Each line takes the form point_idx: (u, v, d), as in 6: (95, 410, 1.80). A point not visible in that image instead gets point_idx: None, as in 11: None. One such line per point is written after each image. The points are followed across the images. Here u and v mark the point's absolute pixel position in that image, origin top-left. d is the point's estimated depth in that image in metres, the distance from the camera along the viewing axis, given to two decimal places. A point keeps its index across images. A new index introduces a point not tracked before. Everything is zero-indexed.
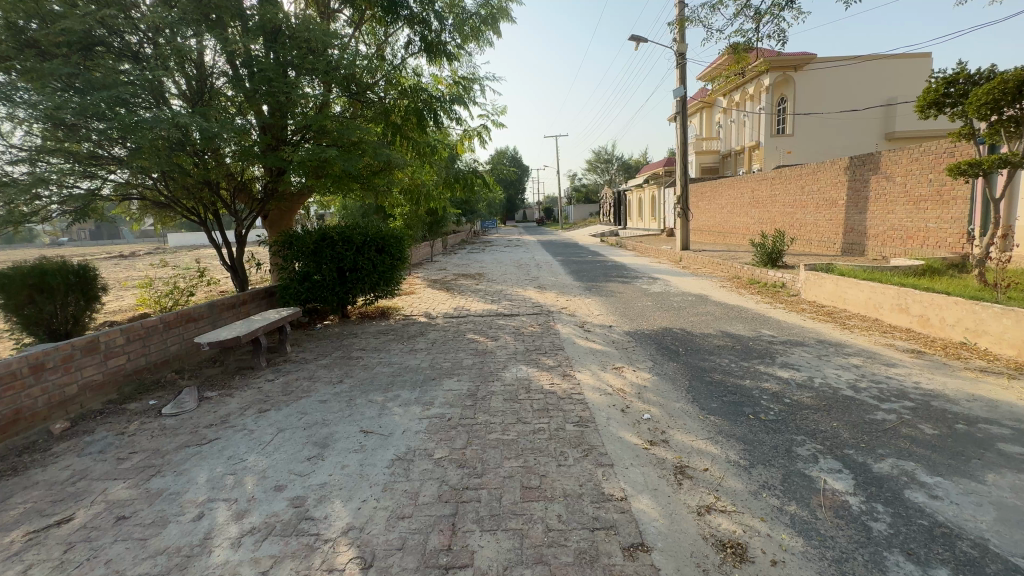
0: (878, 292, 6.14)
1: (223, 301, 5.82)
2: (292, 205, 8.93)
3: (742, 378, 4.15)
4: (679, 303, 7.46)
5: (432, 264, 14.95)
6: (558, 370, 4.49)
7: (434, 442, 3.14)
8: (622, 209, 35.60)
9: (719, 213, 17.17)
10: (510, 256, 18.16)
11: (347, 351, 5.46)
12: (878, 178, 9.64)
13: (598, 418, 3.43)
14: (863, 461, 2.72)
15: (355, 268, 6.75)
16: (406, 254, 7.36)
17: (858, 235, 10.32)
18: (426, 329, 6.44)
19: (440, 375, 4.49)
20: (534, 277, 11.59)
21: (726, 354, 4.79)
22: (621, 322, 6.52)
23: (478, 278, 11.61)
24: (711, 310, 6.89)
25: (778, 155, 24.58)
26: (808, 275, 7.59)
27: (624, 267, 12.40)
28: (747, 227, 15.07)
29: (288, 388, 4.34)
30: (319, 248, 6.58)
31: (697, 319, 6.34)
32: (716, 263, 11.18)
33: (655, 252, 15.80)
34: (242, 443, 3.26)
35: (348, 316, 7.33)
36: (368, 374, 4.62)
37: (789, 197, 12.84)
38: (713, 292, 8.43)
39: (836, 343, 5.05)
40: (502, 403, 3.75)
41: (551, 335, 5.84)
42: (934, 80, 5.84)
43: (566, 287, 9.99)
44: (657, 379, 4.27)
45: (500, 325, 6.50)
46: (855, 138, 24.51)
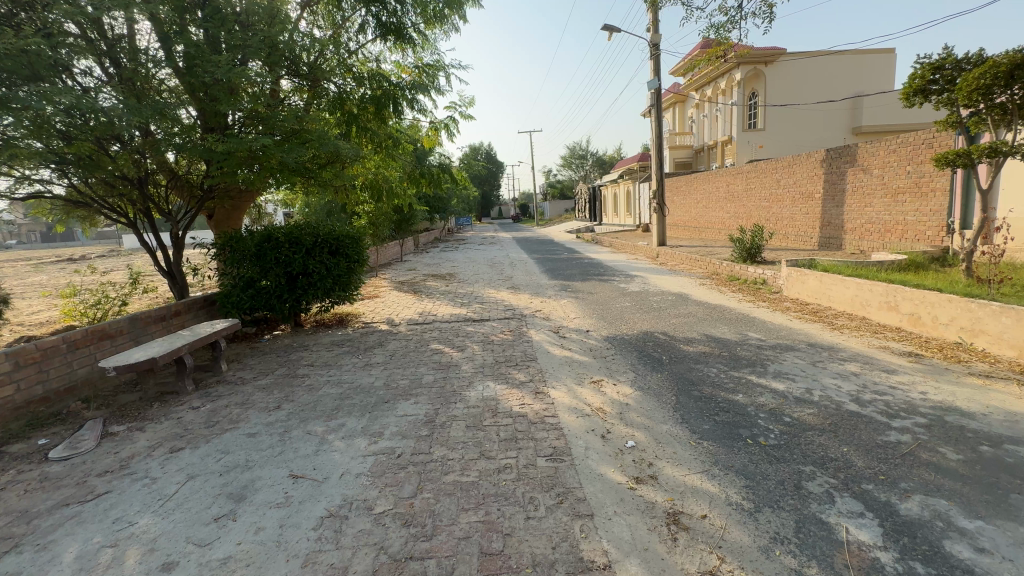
0: (865, 289, 5.84)
1: (148, 314, 5.09)
2: (239, 202, 8.15)
3: (733, 392, 3.72)
4: (659, 304, 7.06)
5: (401, 264, 14.26)
6: (529, 387, 3.98)
7: (376, 490, 2.58)
8: (598, 205, 35.42)
9: (695, 208, 17.00)
10: (483, 254, 17.59)
11: (293, 369, 4.82)
12: (855, 171, 9.46)
13: (574, 450, 2.93)
14: (887, 499, 2.29)
15: (306, 273, 6.08)
16: (365, 255, 6.72)
17: (835, 229, 10.15)
18: (386, 338, 5.84)
19: (395, 396, 3.92)
20: (507, 276, 11.06)
21: (713, 362, 4.37)
22: (598, 326, 6.07)
23: (449, 278, 11.01)
24: (693, 310, 6.50)
25: (750, 149, 24.68)
26: (791, 271, 7.29)
27: (600, 264, 12.00)
28: (723, 221, 14.88)
29: (214, 417, 3.70)
30: (263, 251, 5.88)
31: (679, 321, 5.94)
32: (694, 259, 10.88)
33: (631, 248, 15.52)
34: (137, 497, 2.64)
35: (301, 326, 6.66)
36: (312, 397, 4.01)
37: (764, 191, 12.67)
38: (693, 290, 8.09)
39: (828, 346, 4.70)
40: (464, 432, 3.21)
41: (523, 343, 5.33)
42: (920, 67, 5.56)
43: (540, 287, 9.49)
44: (640, 395, 3.81)
45: (467, 333, 5.95)
46: (824, 133, 24.78)
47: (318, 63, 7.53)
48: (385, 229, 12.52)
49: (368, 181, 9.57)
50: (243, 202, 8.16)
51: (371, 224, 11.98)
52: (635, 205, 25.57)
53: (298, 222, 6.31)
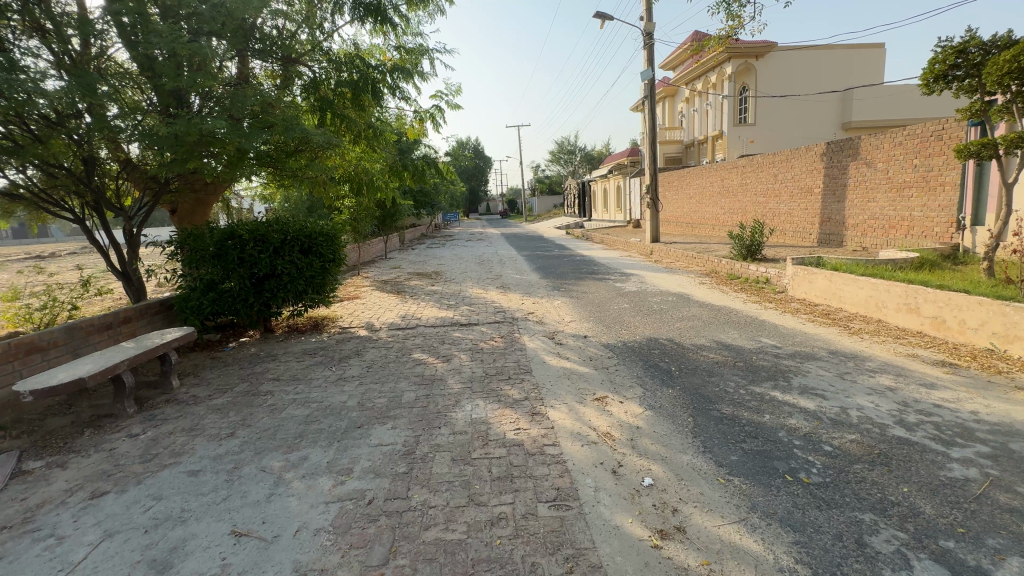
0: (881, 290, 5.45)
1: (90, 322, 4.48)
2: (206, 194, 7.51)
3: (758, 411, 3.26)
4: (660, 305, 6.60)
5: (385, 262, 13.64)
6: (524, 407, 3.48)
7: (338, 554, 2.06)
8: (587, 201, 35.03)
9: (687, 203, 16.64)
10: (472, 251, 17.04)
11: (256, 385, 4.25)
12: (857, 164, 9.11)
13: (582, 492, 2.44)
14: (976, 564, 1.84)
15: (275, 274, 5.48)
16: (341, 254, 6.12)
17: (835, 225, 9.81)
18: (363, 347, 5.29)
19: (369, 420, 3.38)
20: (496, 274, 10.54)
21: (730, 375, 3.90)
22: (597, 330, 5.59)
23: (435, 277, 10.46)
24: (697, 312, 6.06)
25: (740, 144, 24.41)
26: (797, 270, 6.90)
27: (593, 262, 11.55)
28: (717, 217, 14.55)
29: (154, 448, 3.14)
30: (223, 250, 5.25)
31: (685, 326, 5.48)
32: (691, 257, 10.48)
33: (623, 244, 15.10)
34: (32, 569, 2.08)
35: (272, 331, 6.07)
36: (272, 421, 3.45)
37: (761, 186, 12.31)
38: (693, 290, 7.66)
39: (851, 354, 4.27)
40: (449, 467, 2.70)
41: (516, 352, 4.82)
42: (941, 50, 5.20)
43: (532, 286, 8.99)
44: (652, 416, 3.33)
45: (454, 339, 5.42)
46: (814, 127, 24.63)
47: (289, 44, 6.90)
48: (367, 225, 11.89)
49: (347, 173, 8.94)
50: (212, 194, 7.52)
51: (352, 219, 11.34)
52: (626, 200, 25.22)
53: (267, 218, 5.70)
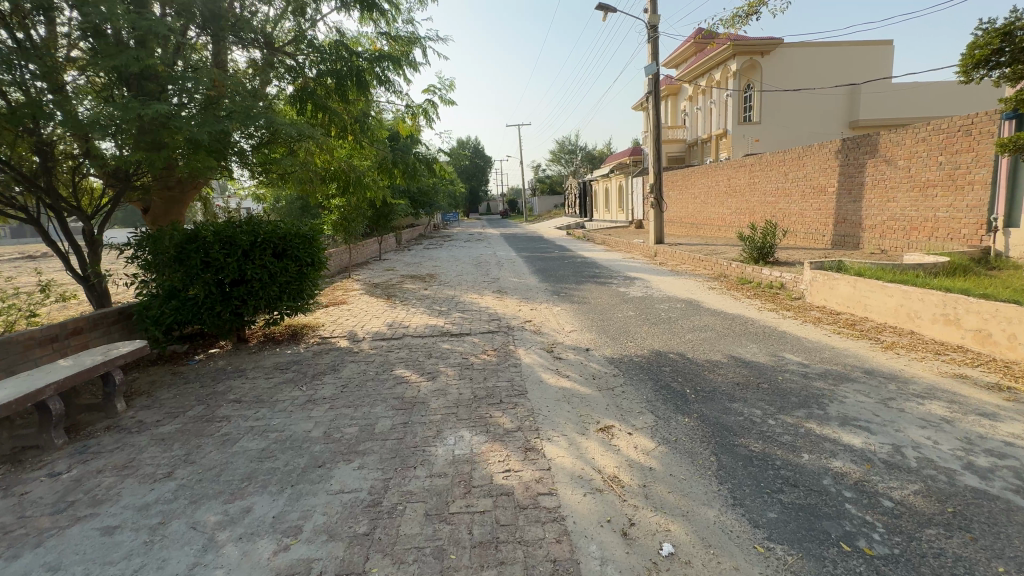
0: (914, 298, 4.92)
1: (30, 335, 3.99)
2: (181, 192, 7.03)
3: (794, 448, 2.74)
4: (668, 313, 6.10)
5: (378, 264, 13.13)
6: (516, 441, 2.96)
7: None
8: (588, 201, 34.52)
9: (692, 203, 16.13)
10: (469, 252, 16.51)
11: (213, 408, 3.74)
12: (876, 162, 8.59)
13: (585, 567, 1.93)
14: None
15: (245, 280, 4.97)
16: (320, 257, 5.60)
17: (851, 226, 9.29)
18: (342, 361, 4.78)
19: (334, 457, 2.87)
20: (493, 277, 10.05)
21: (754, 400, 3.39)
22: (600, 342, 5.08)
23: (429, 280, 9.96)
24: (709, 322, 5.54)
25: (745, 143, 23.87)
26: (816, 275, 6.39)
27: (595, 264, 11.05)
28: (724, 218, 14.04)
29: (73, 493, 2.63)
30: (186, 253, 4.73)
31: (697, 338, 4.96)
32: (698, 259, 9.99)
33: (626, 245, 14.61)
34: None
35: (246, 341, 5.57)
36: (220, 457, 2.94)
37: (770, 185, 11.80)
38: (703, 296, 7.15)
39: (890, 374, 3.76)
40: (421, 528, 2.18)
41: (510, 368, 4.31)
42: (985, 33, 4.67)
43: (530, 290, 8.48)
44: (668, 453, 2.81)
45: (443, 352, 4.91)
46: (820, 126, 24.09)
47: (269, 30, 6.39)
48: (359, 225, 11.40)
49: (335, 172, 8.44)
50: (188, 191, 7.05)
51: (343, 219, 10.84)
52: (627, 200, 24.72)
53: (238, 218, 5.19)
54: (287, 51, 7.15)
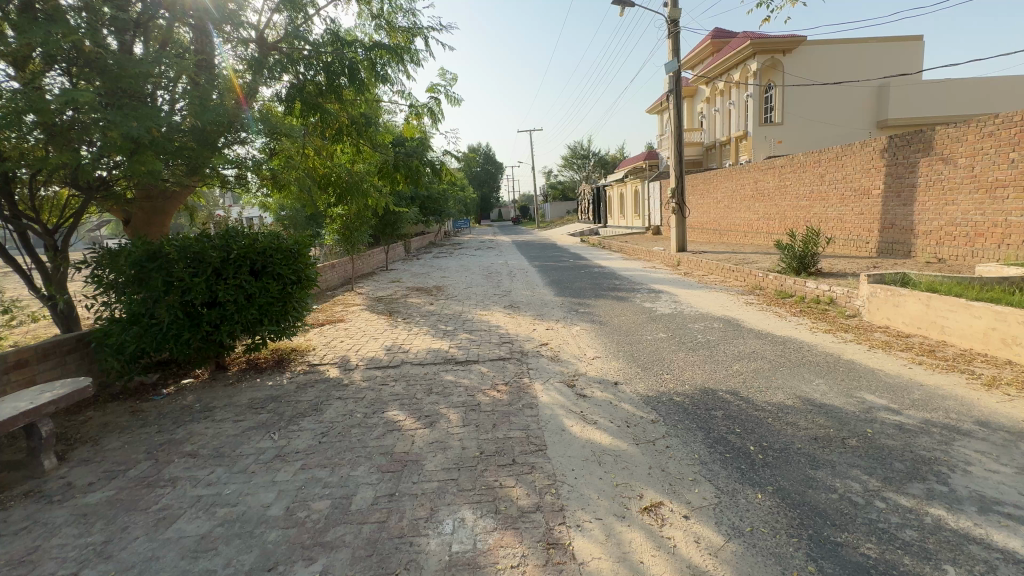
0: (1011, 320, 4.08)
1: None
2: (164, 200, 6.50)
3: (928, 556, 1.93)
4: (706, 336, 5.30)
5: (385, 275, 12.51)
6: (534, 531, 2.21)
7: None
8: (602, 207, 33.68)
9: (714, 208, 15.27)
10: (481, 261, 15.84)
11: (161, 466, 3.04)
12: (930, 161, 7.70)
13: None
14: None
15: (218, 301, 4.32)
16: (308, 274, 4.94)
17: (901, 232, 8.39)
18: (327, 398, 4.08)
19: (291, 554, 2.15)
20: (506, 290, 9.34)
21: (846, 467, 2.58)
22: (630, 374, 4.31)
23: (436, 293, 9.28)
24: (757, 348, 4.75)
25: (768, 145, 22.91)
26: (875, 290, 5.57)
27: (614, 275, 10.28)
28: (751, 223, 13.18)
29: None
30: (147, 273, 4.08)
31: (748, 370, 4.16)
32: (728, 270, 9.17)
33: (645, 254, 13.78)
34: None
35: (225, 369, 4.94)
36: (146, 549, 2.24)
37: (804, 188, 10.92)
38: (740, 313, 6.35)
39: (1012, 426, 2.94)
40: None
41: (525, 411, 3.56)
42: None
43: (546, 305, 7.74)
44: (746, 556, 2.02)
45: (446, 387, 4.18)
46: (846, 126, 23.06)
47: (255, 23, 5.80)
48: (364, 235, 10.81)
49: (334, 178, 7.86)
50: (172, 198, 6.53)
51: (346, 229, 10.25)
52: (644, 205, 23.87)
53: (211, 231, 4.54)
54: (279, 48, 6.57)
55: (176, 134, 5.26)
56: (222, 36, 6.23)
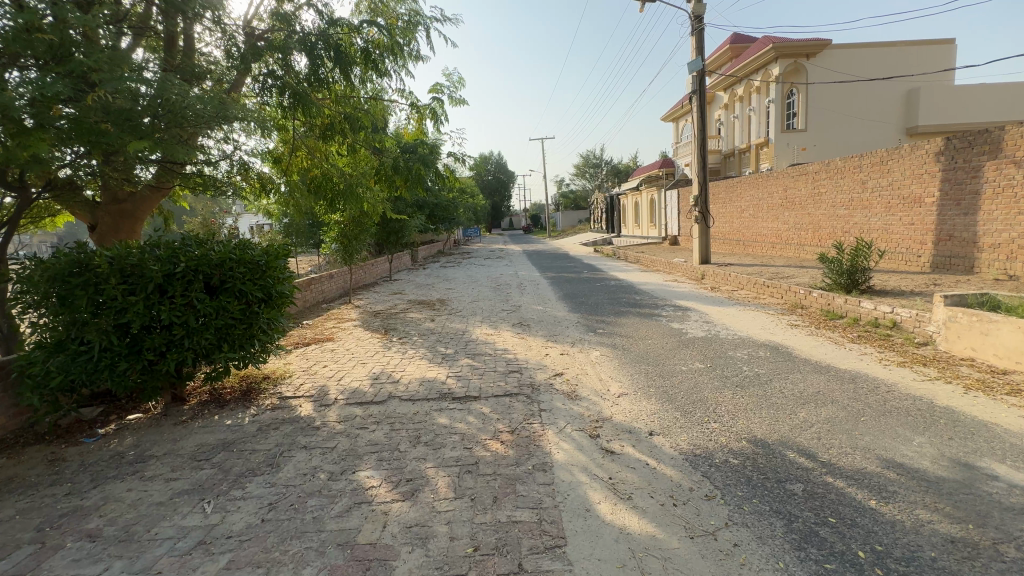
0: None
1: None
2: (132, 201, 5.90)
3: None
4: (754, 369, 4.42)
5: (387, 286, 11.78)
6: None
7: None
8: (615, 216, 32.81)
9: (738, 217, 14.36)
10: (490, 271, 15.08)
11: (44, 556, 2.25)
12: (997, 164, 6.77)
13: None
14: None
15: (163, 324, 3.56)
16: (279, 291, 4.17)
17: (961, 244, 7.42)
18: (290, 447, 3.28)
19: None
20: (515, 306, 8.54)
21: None
22: (668, 421, 3.45)
23: (439, 308, 8.50)
24: (821, 387, 3.86)
25: (791, 152, 21.94)
26: (954, 315, 4.65)
27: (633, 289, 9.44)
28: (780, 233, 12.23)
29: None
30: (74, 291, 3.33)
31: (820, 420, 3.27)
32: (762, 286, 8.27)
33: (665, 265, 12.91)
34: None
35: (182, 402, 4.19)
36: None
37: (843, 195, 9.99)
38: (786, 338, 5.47)
39: None
40: None
41: (535, 478, 2.72)
42: None
43: (559, 324, 6.91)
44: None
45: (438, 435, 3.36)
46: (873, 133, 22.05)
47: None
48: (364, 244, 10.12)
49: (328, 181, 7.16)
50: (142, 200, 5.92)
51: (344, 238, 9.55)
52: (660, 214, 22.95)
53: (162, 239, 3.80)
54: (262, 38, 5.93)
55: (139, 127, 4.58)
56: (200, 23, 5.60)
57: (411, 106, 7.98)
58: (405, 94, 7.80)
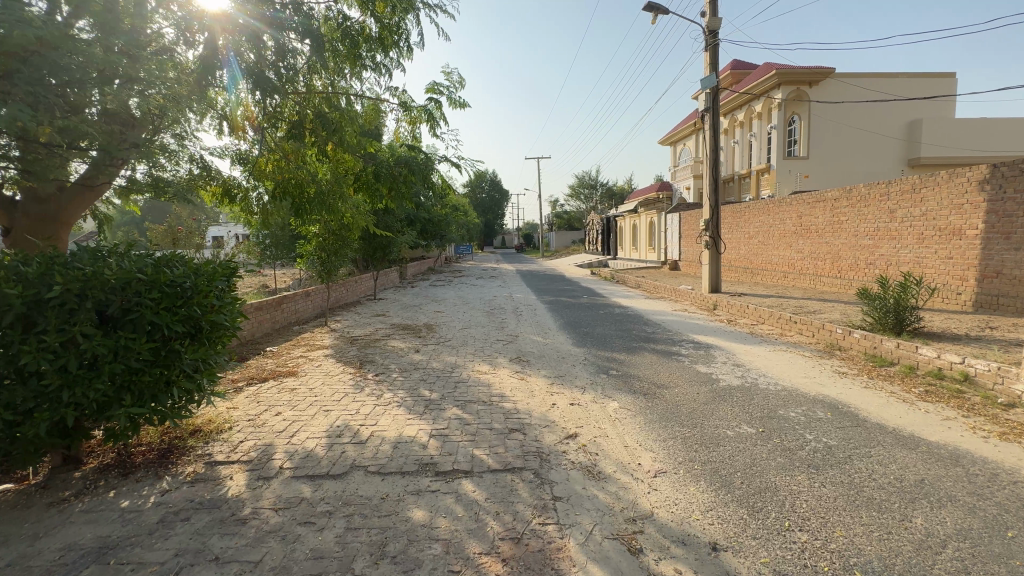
0: None
1: None
2: (57, 200, 4.87)
3: None
4: (820, 439, 3.48)
5: (370, 306, 10.77)
6: None
7: None
8: (611, 238, 32.25)
9: (746, 244, 13.68)
10: (483, 292, 14.15)
11: None
12: None
13: None
14: None
15: (34, 372, 2.54)
16: (211, 324, 3.17)
17: (1011, 282, 6.61)
18: (195, 560, 2.25)
19: None
20: (512, 335, 7.58)
21: None
22: (734, 526, 2.47)
23: (425, 336, 7.49)
24: (923, 474, 2.92)
25: (794, 179, 21.56)
26: None
27: (643, 320, 8.57)
28: (795, 262, 11.50)
29: None
30: None
31: (951, 536, 2.32)
32: (788, 321, 7.44)
33: (670, 292, 12.10)
34: None
35: (76, 467, 3.14)
36: None
37: (867, 224, 9.28)
38: (838, 390, 4.58)
39: None
40: None
41: None
42: None
43: (565, 362, 5.94)
44: None
45: (411, 544, 2.35)
46: (875, 164, 21.79)
47: None
48: (346, 260, 9.16)
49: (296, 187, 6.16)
50: (70, 201, 4.89)
51: (323, 252, 8.58)
52: (659, 238, 22.33)
53: (51, 252, 2.83)
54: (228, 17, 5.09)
55: (50, 108, 3.63)
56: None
57: (402, 107, 7.14)
58: (395, 93, 6.96)
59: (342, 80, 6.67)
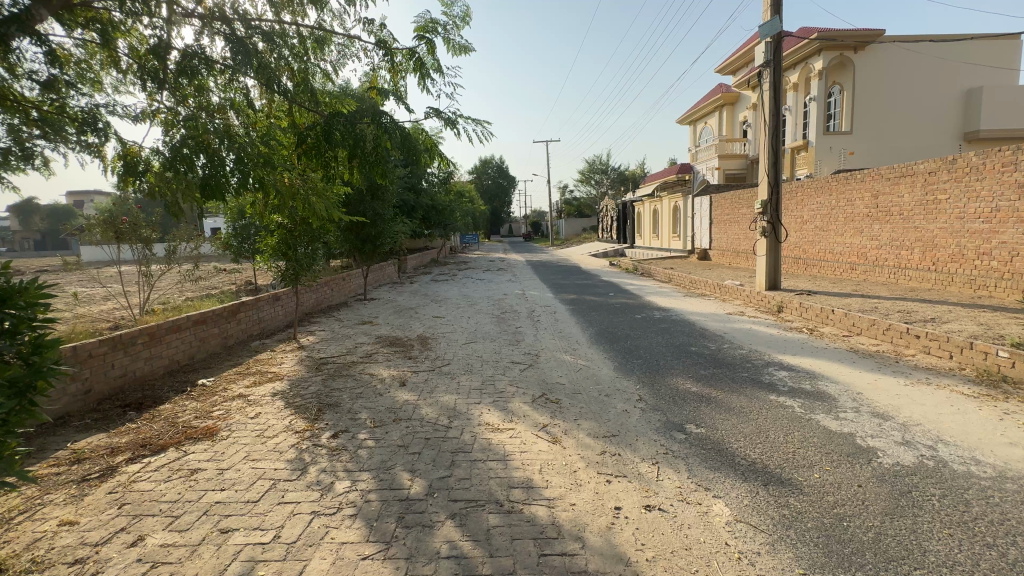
0: None
1: None
2: None
3: None
4: None
5: (355, 310, 8.95)
6: None
7: None
8: (628, 226, 30.11)
9: (799, 230, 11.69)
10: (493, 289, 12.30)
11: None
12: None
13: None
14: None
15: None
16: None
17: None
18: None
19: None
20: (532, 355, 5.73)
21: None
22: None
23: (417, 358, 5.65)
24: None
25: (837, 157, 19.35)
26: None
27: (697, 329, 6.70)
28: (870, 250, 9.49)
29: None
30: None
31: None
32: (904, 336, 5.51)
33: (716, 289, 10.17)
34: None
35: None
36: None
37: (980, 204, 7.29)
38: None
39: None
40: None
41: None
42: None
43: (615, 406, 4.10)
44: None
45: None
46: (928, 138, 19.51)
47: None
48: (322, 256, 7.33)
49: (205, 152, 4.24)
50: None
51: (289, 249, 6.80)
52: (683, 224, 20.31)
53: None
54: None
55: None
56: None
57: (379, 48, 5.21)
58: (370, 26, 5.04)
59: (294, 5, 4.75)
